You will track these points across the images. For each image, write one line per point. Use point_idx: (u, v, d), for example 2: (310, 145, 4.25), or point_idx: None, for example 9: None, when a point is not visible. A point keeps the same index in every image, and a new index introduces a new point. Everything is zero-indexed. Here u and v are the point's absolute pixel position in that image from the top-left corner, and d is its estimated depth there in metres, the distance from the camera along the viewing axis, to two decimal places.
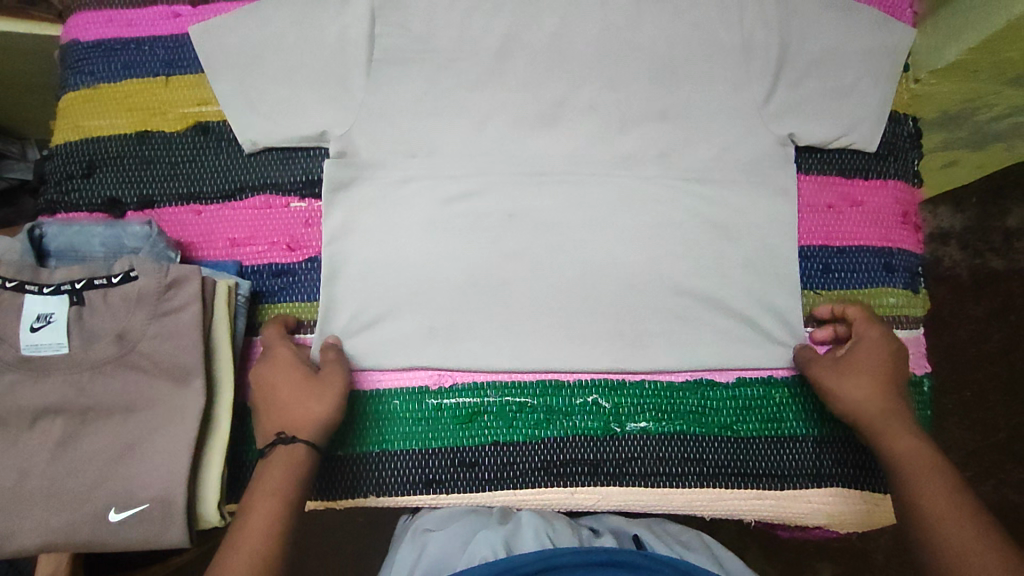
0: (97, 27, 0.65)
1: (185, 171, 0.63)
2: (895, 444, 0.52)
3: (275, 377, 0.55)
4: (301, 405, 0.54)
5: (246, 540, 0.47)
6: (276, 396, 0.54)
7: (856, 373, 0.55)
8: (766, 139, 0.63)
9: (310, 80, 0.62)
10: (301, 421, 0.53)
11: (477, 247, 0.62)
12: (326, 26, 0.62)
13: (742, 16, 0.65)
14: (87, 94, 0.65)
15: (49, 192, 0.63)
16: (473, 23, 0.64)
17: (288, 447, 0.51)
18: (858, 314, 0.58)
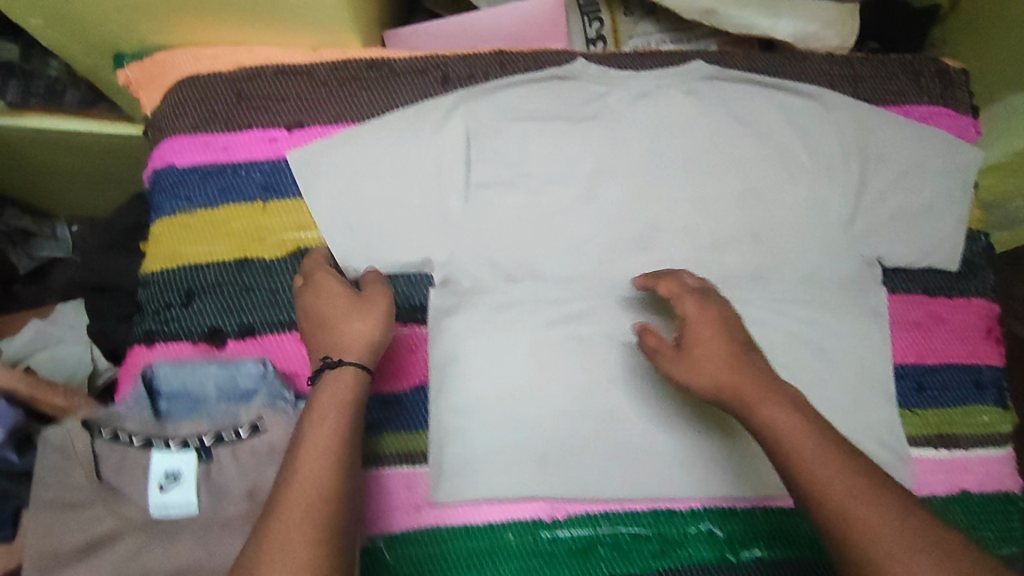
0: (193, 152, 0.65)
1: (287, 298, 0.63)
2: (769, 415, 0.47)
3: (324, 302, 0.53)
4: (342, 325, 0.51)
5: (296, 494, 0.40)
6: (325, 316, 0.52)
7: (697, 363, 0.50)
8: (853, 261, 0.65)
9: (410, 206, 0.64)
10: (344, 344, 0.50)
11: (581, 370, 0.62)
12: (422, 159, 0.64)
13: (825, 136, 0.67)
14: (184, 219, 0.64)
15: (148, 322, 0.62)
16: (565, 148, 0.66)
17: (343, 372, 0.48)
18: (671, 292, 0.55)
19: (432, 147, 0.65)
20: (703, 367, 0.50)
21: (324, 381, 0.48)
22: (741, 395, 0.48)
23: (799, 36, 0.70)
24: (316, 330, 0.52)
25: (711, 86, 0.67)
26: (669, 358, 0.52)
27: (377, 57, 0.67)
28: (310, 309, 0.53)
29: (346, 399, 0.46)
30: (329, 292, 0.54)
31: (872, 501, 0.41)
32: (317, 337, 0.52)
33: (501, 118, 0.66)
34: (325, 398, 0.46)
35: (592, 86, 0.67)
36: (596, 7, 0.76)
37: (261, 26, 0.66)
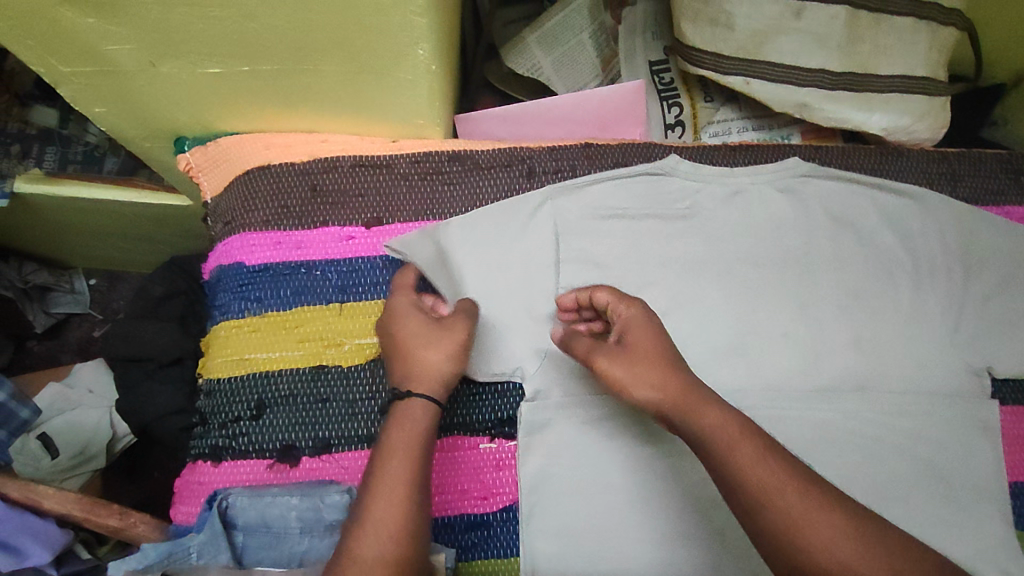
0: (264, 250, 0.61)
1: (365, 410, 0.58)
2: (702, 414, 0.45)
3: (405, 329, 0.54)
4: (420, 354, 0.52)
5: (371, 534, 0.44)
6: (399, 341, 0.53)
7: (637, 369, 0.47)
8: (962, 371, 0.61)
9: (503, 309, 0.60)
10: (416, 375, 0.51)
11: (680, 492, 0.57)
12: (512, 261, 0.61)
13: (922, 239, 0.64)
14: (253, 322, 0.60)
15: (213, 436, 0.58)
16: (652, 249, 0.63)
17: (415, 405, 0.50)
18: (608, 297, 0.54)
19: (521, 248, 0.62)
20: (644, 371, 0.47)
21: (398, 411, 0.50)
22: (686, 399, 0.46)
23: (891, 129, 0.69)
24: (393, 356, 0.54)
25: (808, 183, 0.65)
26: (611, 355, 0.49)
27: (460, 148, 0.64)
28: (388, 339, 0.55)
29: (416, 437, 0.48)
30: (412, 316, 0.55)
31: (829, 506, 0.41)
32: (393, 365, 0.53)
33: (589, 216, 0.63)
34: (401, 432, 0.49)
35: (681, 181, 0.65)
36: (675, 92, 0.75)
37: (340, 117, 0.62)
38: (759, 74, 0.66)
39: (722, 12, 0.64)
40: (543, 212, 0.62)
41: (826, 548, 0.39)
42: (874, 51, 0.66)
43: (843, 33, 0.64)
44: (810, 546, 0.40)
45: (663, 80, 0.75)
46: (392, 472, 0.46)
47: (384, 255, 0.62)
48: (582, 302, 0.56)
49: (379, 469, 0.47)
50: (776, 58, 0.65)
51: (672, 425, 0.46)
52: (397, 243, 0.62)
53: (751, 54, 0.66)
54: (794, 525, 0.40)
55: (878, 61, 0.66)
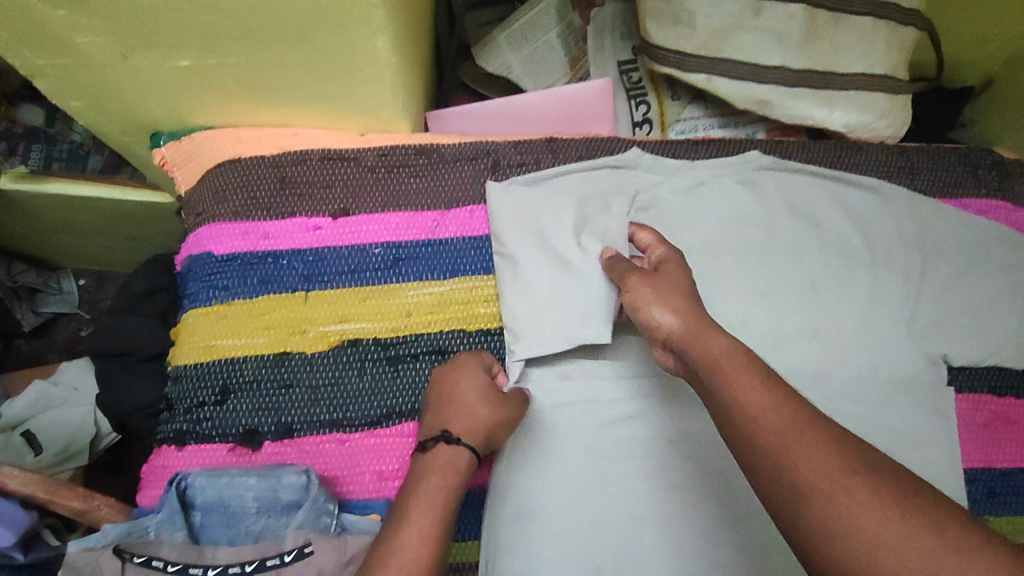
0: (233, 240, 0.63)
1: (329, 395, 0.59)
2: (705, 340, 0.47)
3: (461, 386, 0.56)
4: (470, 410, 0.54)
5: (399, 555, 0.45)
6: (457, 390, 0.55)
7: (667, 291, 0.51)
8: (916, 358, 0.62)
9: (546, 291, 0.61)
10: (461, 428, 0.53)
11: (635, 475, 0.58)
12: (518, 247, 0.62)
13: (879, 230, 0.65)
14: (221, 310, 0.61)
15: (178, 420, 0.58)
16: None
17: (453, 456, 0.52)
18: (651, 240, 0.58)
19: (524, 228, 0.63)
20: (669, 296, 0.51)
21: (426, 456, 0.52)
22: (695, 331, 0.48)
23: (852, 126, 0.70)
24: (444, 402, 0.55)
25: (769, 177, 0.67)
26: (645, 277, 0.54)
27: (427, 142, 0.66)
28: (447, 386, 0.56)
29: (451, 482, 0.51)
30: (471, 374, 0.57)
31: (818, 435, 0.39)
32: (440, 412, 0.55)
33: (547, 205, 0.64)
34: (435, 469, 0.51)
35: (645, 174, 0.66)
36: (643, 90, 0.76)
37: (309, 111, 0.64)
38: (722, 71, 0.67)
39: (684, 11, 0.66)
40: (535, 199, 0.64)
41: (799, 462, 0.38)
42: (833, 50, 0.67)
43: (801, 31, 0.65)
44: (782, 459, 0.39)
45: (632, 79, 0.76)
46: (422, 509, 0.48)
47: (350, 245, 0.63)
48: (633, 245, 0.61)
49: (412, 499, 0.49)
50: (738, 56, 0.67)
51: (680, 352, 0.48)
52: (363, 233, 0.63)
53: (713, 52, 0.67)
54: (770, 441, 0.40)
55: (837, 58, 0.67)
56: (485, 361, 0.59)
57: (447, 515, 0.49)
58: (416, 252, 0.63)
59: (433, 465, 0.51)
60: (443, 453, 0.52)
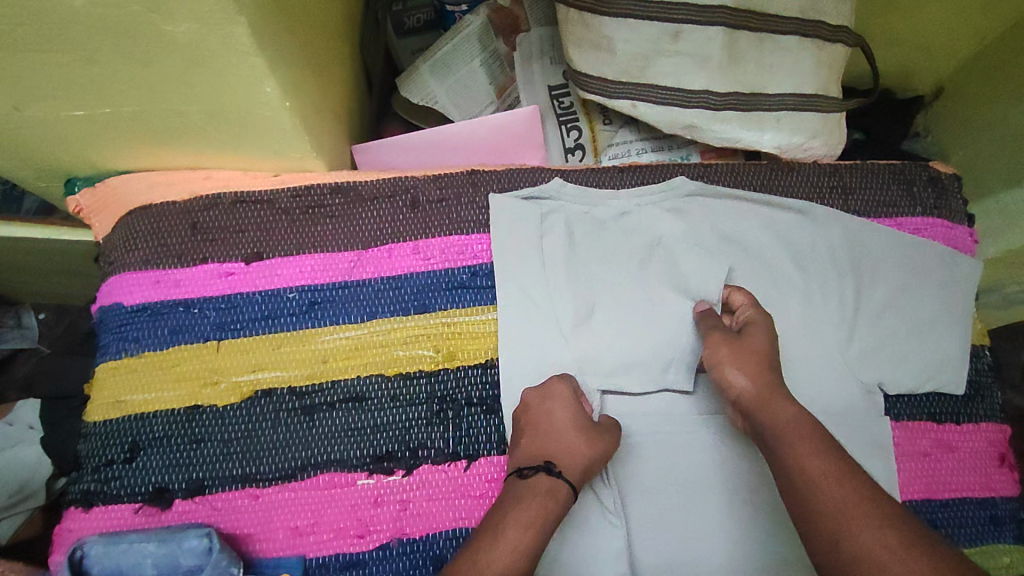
0: (144, 289, 0.61)
1: (242, 448, 0.57)
2: (772, 405, 0.53)
3: (550, 418, 0.56)
4: (567, 443, 0.55)
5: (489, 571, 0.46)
6: (555, 423, 0.56)
7: (742, 354, 0.56)
8: (852, 387, 0.60)
9: (624, 328, 0.62)
10: (557, 462, 0.54)
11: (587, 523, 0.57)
12: (597, 288, 0.63)
13: (811, 255, 0.63)
14: (131, 362, 0.59)
15: (85, 480, 0.56)
16: (548, 280, 0.63)
17: (552, 487, 0.52)
18: (742, 301, 0.60)
19: (593, 264, 0.64)
20: (751, 361, 0.55)
21: (528, 485, 0.53)
22: (768, 400, 0.53)
23: (783, 147, 0.68)
24: (537, 432, 0.55)
25: (697, 205, 0.65)
26: (728, 338, 0.57)
27: (343, 180, 0.64)
28: (543, 418, 0.56)
29: (549, 510, 0.51)
30: (564, 406, 0.57)
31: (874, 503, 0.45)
32: (536, 441, 0.55)
33: (521, 244, 0.63)
34: (533, 494, 0.52)
35: (571, 205, 0.65)
36: (574, 115, 0.75)
37: (218, 154, 0.62)
38: (646, 97, 0.66)
39: (603, 37, 0.64)
40: (584, 236, 0.64)
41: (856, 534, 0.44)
42: (758, 71, 0.65)
43: (722, 54, 0.64)
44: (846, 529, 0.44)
45: (563, 104, 0.75)
46: (518, 527, 0.49)
47: (263, 291, 0.61)
48: (724, 303, 0.62)
49: (504, 521, 0.50)
50: (661, 81, 0.65)
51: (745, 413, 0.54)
52: (276, 278, 0.61)
53: (635, 77, 0.65)
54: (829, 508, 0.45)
55: (762, 79, 0.66)
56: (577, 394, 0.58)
57: (538, 541, 0.49)
58: (333, 296, 0.61)
59: (529, 493, 0.52)
60: (542, 481, 0.53)
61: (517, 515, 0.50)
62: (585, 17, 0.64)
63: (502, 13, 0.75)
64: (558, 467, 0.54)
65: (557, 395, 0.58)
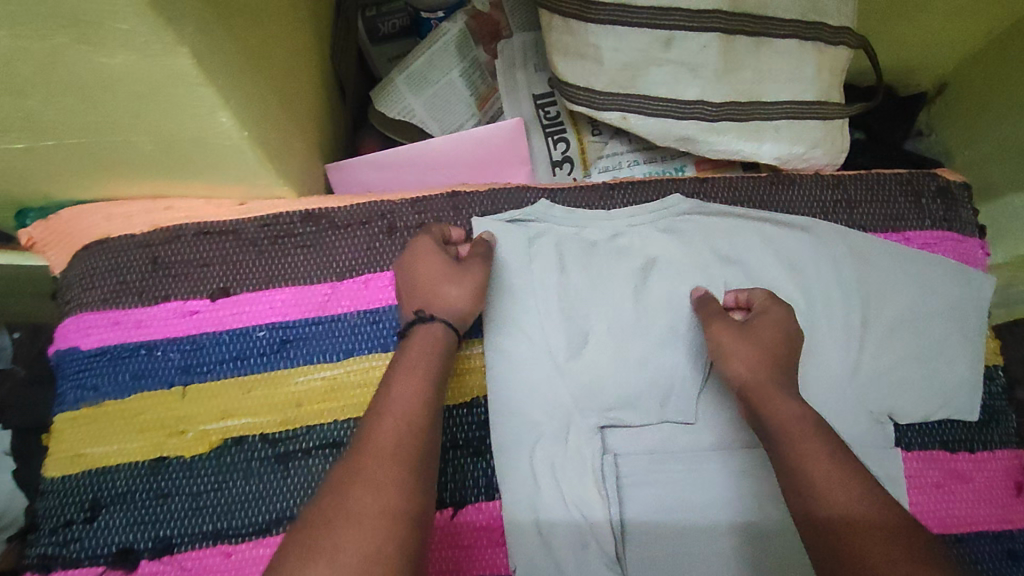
0: (101, 331, 0.57)
1: (212, 502, 0.53)
2: (772, 404, 0.48)
3: (405, 276, 0.55)
4: (438, 286, 0.53)
5: (385, 432, 0.43)
6: (417, 276, 0.54)
7: (745, 347, 0.51)
8: (860, 417, 0.56)
9: (625, 355, 0.58)
10: (414, 307, 0.53)
11: (564, 530, 0.55)
12: (597, 315, 0.59)
13: (815, 275, 0.60)
14: (89, 412, 0.55)
15: (43, 543, 0.52)
16: (542, 312, 0.59)
17: (428, 334, 0.51)
18: (761, 297, 0.56)
19: (592, 287, 0.60)
20: (753, 350, 0.51)
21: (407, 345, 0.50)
22: (766, 387, 0.49)
23: (784, 158, 0.64)
24: (405, 292, 0.54)
25: (693, 225, 0.61)
26: (733, 326, 0.53)
27: (314, 207, 0.60)
28: (402, 280, 0.55)
29: (435, 355, 0.50)
30: (420, 252, 0.55)
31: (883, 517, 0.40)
32: (408, 297, 0.54)
33: (514, 270, 0.59)
34: (418, 351, 0.49)
35: (558, 228, 0.61)
36: (561, 126, 0.70)
37: (177, 184, 0.57)
38: (637, 109, 0.62)
39: (588, 46, 0.60)
40: (580, 259, 0.60)
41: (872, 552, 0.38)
42: (756, 78, 0.61)
43: (718, 62, 0.59)
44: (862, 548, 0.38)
45: (549, 114, 0.70)
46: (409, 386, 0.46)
47: (231, 330, 0.57)
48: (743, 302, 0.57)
49: (393, 374, 0.47)
50: (653, 91, 0.61)
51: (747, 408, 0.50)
52: (245, 315, 0.57)
53: (625, 87, 0.61)
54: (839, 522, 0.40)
55: (760, 86, 0.61)
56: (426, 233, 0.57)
57: (432, 390, 0.47)
58: (306, 333, 0.57)
59: (408, 353, 0.49)
60: (421, 332, 0.51)
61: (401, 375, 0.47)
62: (570, 24, 0.59)
63: (481, 19, 0.71)
64: (425, 310, 0.52)
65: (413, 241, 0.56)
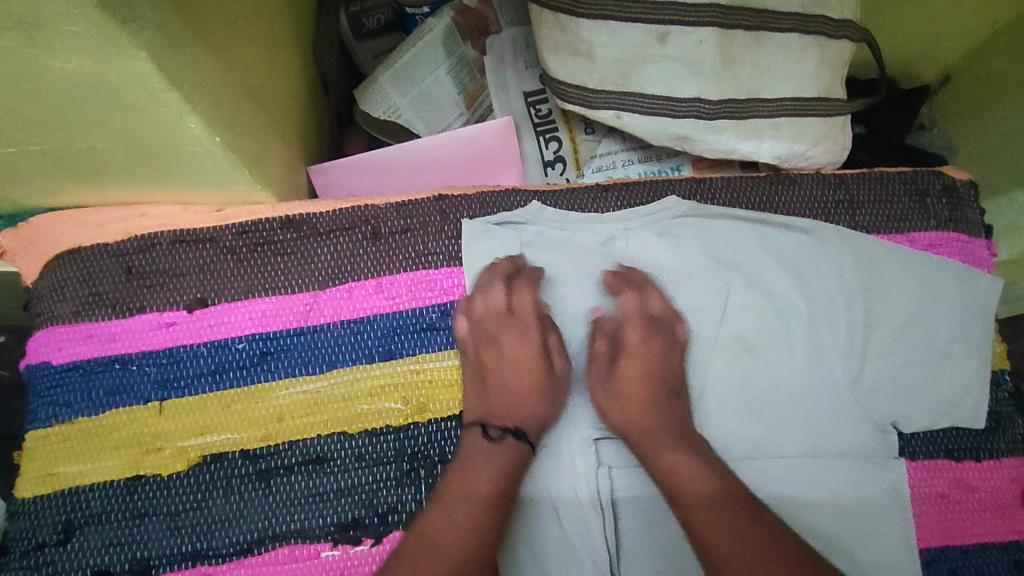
0: (74, 344, 0.54)
1: (190, 522, 0.51)
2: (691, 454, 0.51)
3: (488, 355, 0.56)
4: (521, 380, 0.55)
5: (464, 508, 0.48)
6: (503, 358, 0.56)
7: (658, 383, 0.55)
8: (862, 426, 0.54)
9: (621, 365, 0.56)
10: (501, 409, 0.54)
11: (559, 552, 0.53)
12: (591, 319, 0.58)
13: (816, 278, 0.57)
14: (62, 430, 0.53)
15: (14, 566, 0.50)
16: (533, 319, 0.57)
17: (515, 444, 0.52)
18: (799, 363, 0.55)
19: (585, 290, 0.58)
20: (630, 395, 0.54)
21: (495, 446, 0.52)
22: (648, 436, 0.53)
23: (783, 156, 0.62)
24: (495, 386, 0.55)
25: (689, 228, 0.59)
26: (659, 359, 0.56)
27: (295, 212, 0.57)
28: (490, 363, 0.56)
29: (513, 474, 0.51)
30: (508, 349, 0.57)
31: None
32: (496, 396, 0.55)
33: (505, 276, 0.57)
34: (499, 453, 0.51)
35: (549, 232, 0.59)
36: (552, 124, 0.68)
37: (152, 190, 0.55)
38: (631, 108, 0.59)
39: (581, 41, 0.57)
40: (573, 263, 0.59)
41: None
42: (755, 74, 0.59)
43: (715, 58, 0.57)
44: None
45: (540, 112, 0.68)
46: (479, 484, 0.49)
47: (209, 342, 0.55)
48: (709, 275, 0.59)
49: (462, 473, 0.50)
50: (648, 89, 0.58)
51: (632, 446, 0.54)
52: (223, 326, 0.55)
53: (619, 85, 0.59)
54: None
55: (760, 83, 0.59)
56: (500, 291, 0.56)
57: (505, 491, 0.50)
58: (288, 344, 0.55)
59: (468, 456, 0.51)
60: (507, 445, 0.52)
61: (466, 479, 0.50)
62: (560, 19, 0.57)
63: (468, 15, 0.67)
64: (518, 424, 0.54)
65: (485, 301, 0.56)
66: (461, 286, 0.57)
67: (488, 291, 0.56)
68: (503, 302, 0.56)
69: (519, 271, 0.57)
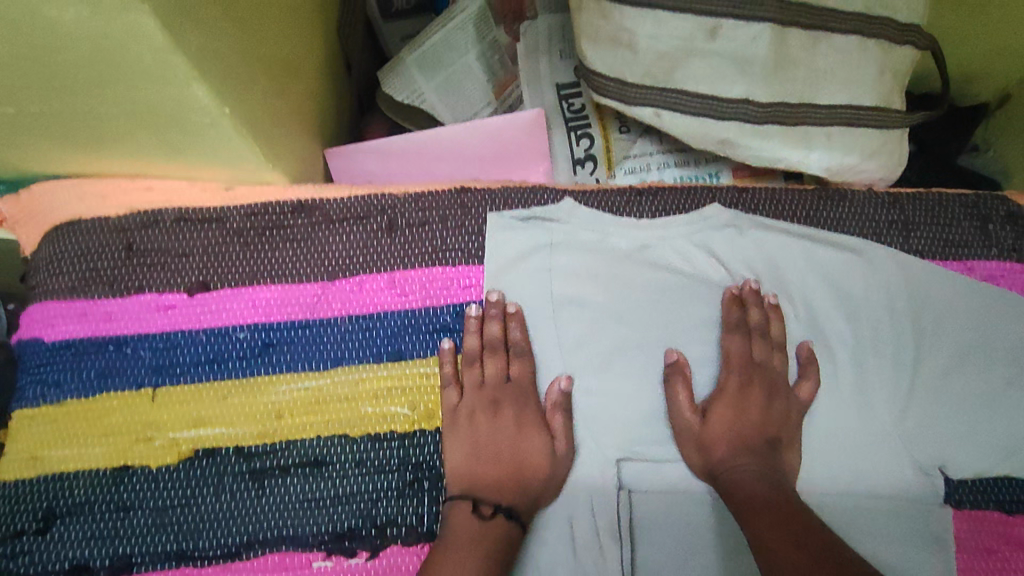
0: (67, 322, 0.52)
1: (178, 518, 0.48)
2: (748, 486, 0.47)
3: (480, 424, 0.51)
4: (518, 444, 0.51)
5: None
6: (496, 451, 0.51)
7: (736, 413, 0.51)
8: (905, 467, 0.51)
9: (646, 377, 0.53)
10: (492, 484, 0.49)
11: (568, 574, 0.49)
12: (620, 329, 0.53)
13: (861, 304, 0.54)
14: (50, 411, 0.50)
15: None
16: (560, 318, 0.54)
17: (506, 524, 0.47)
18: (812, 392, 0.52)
19: (615, 299, 0.54)
20: (719, 418, 0.50)
21: (485, 525, 0.47)
22: (732, 444, 0.50)
23: (833, 169, 0.57)
24: (487, 457, 0.50)
25: (730, 241, 0.55)
26: (729, 396, 0.51)
27: (307, 197, 0.54)
28: (485, 435, 0.51)
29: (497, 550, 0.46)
30: (505, 424, 0.52)
31: None
32: (484, 463, 0.50)
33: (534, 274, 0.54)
34: (486, 534, 0.46)
35: (581, 232, 0.55)
36: (585, 120, 0.64)
37: (159, 164, 0.52)
38: (673, 105, 0.55)
39: (623, 31, 0.53)
40: (601, 267, 0.54)
41: None
42: (810, 77, 0.54)
43: (769, 57, 0.52)
44: None
45: (572, 107, 0.64)
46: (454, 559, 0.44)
47: (209, 329, 0.51)
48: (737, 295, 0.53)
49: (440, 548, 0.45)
50: (692, 87, 0.54)
51: (711, 467, 0.50)
52: (225, 314, 0.52)
53: (661, 81, 0.54)
54: None
55: (814, 88, 0.54)
56: (482, 370, 0.53)
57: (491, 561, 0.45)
58: (292, 337, 0.52)
59: (453, 533, 0.46)
60: (502, 530, 0.47)
61: (455, 554, 0.45)
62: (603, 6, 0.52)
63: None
64: (509, 502, 0.48)
65: (476, 371, 0.52)
66: (479, 287, 0.53)
67: (481, 351, 0.53)
68: (500, 372, 0.53)
69: (513, 316, 0.53)
